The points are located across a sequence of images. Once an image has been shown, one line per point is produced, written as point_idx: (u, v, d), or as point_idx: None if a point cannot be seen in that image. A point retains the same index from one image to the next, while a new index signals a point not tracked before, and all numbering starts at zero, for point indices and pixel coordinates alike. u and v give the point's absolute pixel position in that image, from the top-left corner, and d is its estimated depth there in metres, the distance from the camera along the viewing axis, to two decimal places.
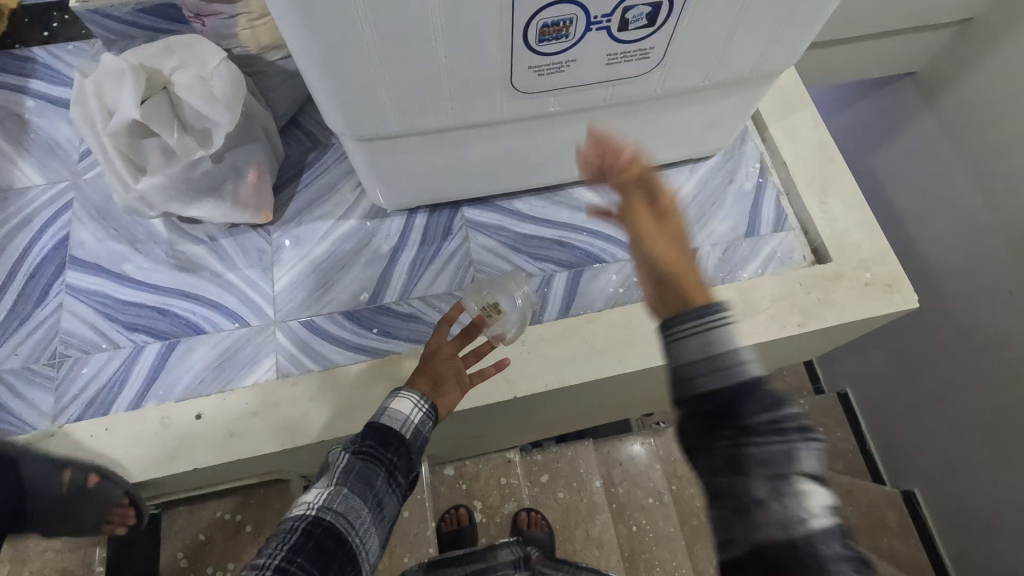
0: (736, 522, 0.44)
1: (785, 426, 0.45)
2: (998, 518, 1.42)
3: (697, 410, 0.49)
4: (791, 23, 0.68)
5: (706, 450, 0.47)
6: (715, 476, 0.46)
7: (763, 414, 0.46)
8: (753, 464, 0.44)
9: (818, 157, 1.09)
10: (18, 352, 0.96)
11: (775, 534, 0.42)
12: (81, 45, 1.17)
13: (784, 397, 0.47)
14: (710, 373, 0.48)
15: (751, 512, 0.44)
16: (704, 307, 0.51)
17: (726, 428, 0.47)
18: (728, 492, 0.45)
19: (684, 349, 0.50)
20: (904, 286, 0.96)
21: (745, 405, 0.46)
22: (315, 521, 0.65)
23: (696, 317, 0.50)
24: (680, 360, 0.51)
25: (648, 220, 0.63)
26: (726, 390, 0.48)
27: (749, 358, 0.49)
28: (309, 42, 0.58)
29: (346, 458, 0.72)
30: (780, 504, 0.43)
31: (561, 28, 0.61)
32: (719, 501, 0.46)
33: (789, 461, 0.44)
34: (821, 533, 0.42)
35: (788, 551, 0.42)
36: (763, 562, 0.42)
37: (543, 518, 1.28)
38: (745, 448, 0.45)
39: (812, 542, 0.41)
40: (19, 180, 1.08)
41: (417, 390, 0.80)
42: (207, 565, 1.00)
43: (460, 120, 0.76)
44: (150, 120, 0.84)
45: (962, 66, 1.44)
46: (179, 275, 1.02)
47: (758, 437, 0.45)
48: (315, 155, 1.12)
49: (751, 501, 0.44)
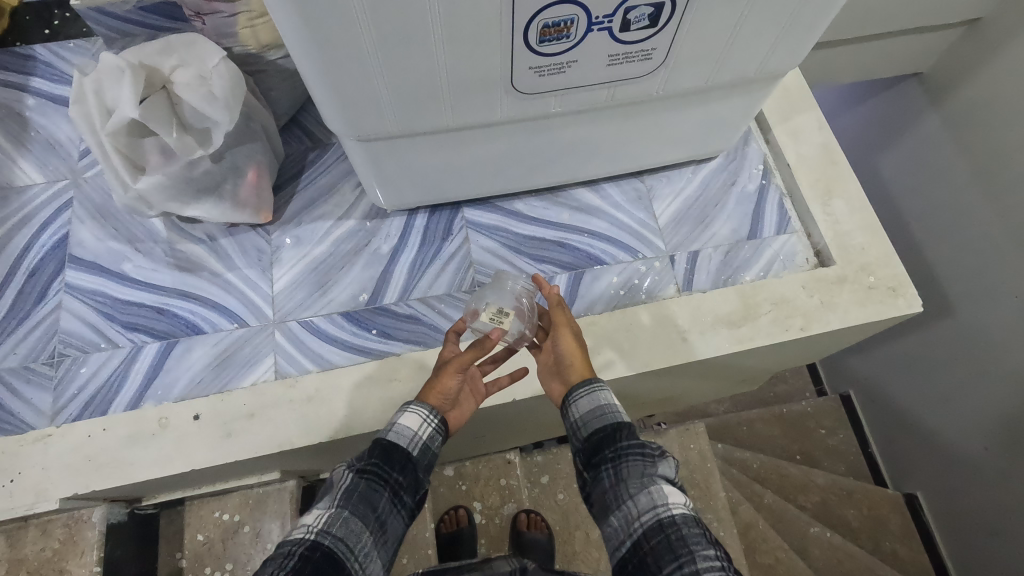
0: (621, 525, 0.64)
1: (649, 468, 0.66)
2: (1000, 522, 1.42)
3: (594, 466, 0.70)
4: (795, 25, 0.67)
5: (597, 493, 0.68)
6: (603, 506, 0.67)
7: (636, 463, 0.67)
8: (625, 491, 0.65)
9: (823, 159, 1.08)
10: (17, 351, 0.96)
11: (646, 522, 0.62)
12: (82, 43, 1.16)
13: (655, 452, 0.68)
14: (591, 428, 0.72)
15: (622, 526, 0.64)
16: (588, 384, 0.75)
17: (609, 475, 0.68)
18: (609, 512, 0.65)
19: (576, 413, 0.74)
20: (908, 290, 0.95)
21: (616, 437, 0.69)
22: (313, 547, 0.58)
23: (582, 391, 0.75)
24: (584, 442, 0.72)
25: (557, 341, 0.81)
26: (611, 451, 0.69)
27: (620, 410, 0.72)
28: (307, 39, 0.57)
29: (348, 476, 0.64)
30: (638, 515, 0.63)
31: (562, 28, 0.60)
32: (607, 525, 0.66)
33: (647, 486, 0.64)
34: (679, 516, 0.61)
35: (655, 533, 0.61)
36: (641, 550, 0.61)
37: (543, 519, 1.28)
38: (620, 481, 0.66)
39: (673, 523, 0.61)
40: (18, 179, 1.08)
41: (426, 402, 0.74)
42: (206, 565, 0.99)
43: (459, 120, 0.76)
44: (149, 119, 0.83)
45: (967, 67, 1.43)
46: (178, 274, 1.02)
47: (628, 475, 0.66)
48: (315, 154, 1.12)
49: (627, 502, 0.64)
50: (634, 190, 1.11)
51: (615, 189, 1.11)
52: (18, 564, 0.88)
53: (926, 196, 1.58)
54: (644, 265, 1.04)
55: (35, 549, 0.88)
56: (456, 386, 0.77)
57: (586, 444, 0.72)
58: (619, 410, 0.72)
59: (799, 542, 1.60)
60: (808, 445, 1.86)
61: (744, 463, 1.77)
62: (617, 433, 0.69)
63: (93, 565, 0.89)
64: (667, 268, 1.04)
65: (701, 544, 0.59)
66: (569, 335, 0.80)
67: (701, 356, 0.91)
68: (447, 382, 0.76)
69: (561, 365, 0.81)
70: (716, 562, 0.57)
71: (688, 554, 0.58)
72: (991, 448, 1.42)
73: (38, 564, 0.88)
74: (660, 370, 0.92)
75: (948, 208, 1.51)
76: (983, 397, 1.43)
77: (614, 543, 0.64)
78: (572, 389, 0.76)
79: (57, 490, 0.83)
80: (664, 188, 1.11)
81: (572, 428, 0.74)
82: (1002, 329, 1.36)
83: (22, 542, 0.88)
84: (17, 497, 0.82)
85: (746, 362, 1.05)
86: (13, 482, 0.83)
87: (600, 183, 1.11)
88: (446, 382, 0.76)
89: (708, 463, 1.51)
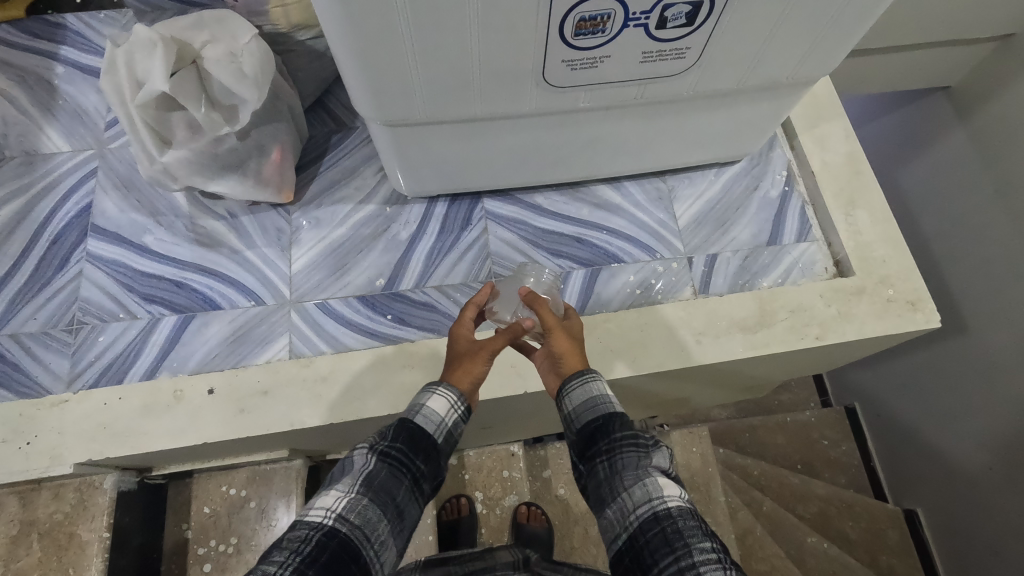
0: (617, 518, 0.64)
1: (645, 460, 0.66)
2: (999, 543, 1.41)
3: (586, 460, 0.70)
4: (832, 31, 0.66)
5: (593, 490, 0.68)
6: (603, 502, 0.66)
7: (632, 453, 0.66)
8: (621, 484, 0.64)
9: (847, 169, 1.07)
10: (37, 317, 0.97)
11: (641, 515, 0.62)
12: (111, 14, 1.17)
13: (649, 444, 0.68)
14: (585, 420, 0.71)
15: (620, 518, 0.63)
16: (582, 375, 0.74)
17: (602, 469, 0.67)
18: (606, 504, 0.65)
19: (569, 405, 0.73)
20: (927, 305, 0.94)
21: (610, 428, 0.69)
22: (330, 533, 0.57)
23: (575, 382, 0.74)
24: (581, 444, 0.71)
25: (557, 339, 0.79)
26: (604, 442, 0.68)
27: (613, 401, 0.72)
28: (346, 24, 0.57)
29: (371, 461, 0.64)
30: (633, 507, 0.63)
31: (597, 23, 0.60)
32: (605, 518, 0.66)
33: (644, 476, 0.64)
34: (674, 509, 0.61)
35: (651, 526, 0.61)
36: (637, 542, 0.61)
37: (542, 512, 1.30)
38: (616, 475, 0.65)
39: (669, 516, 0.60)
40: (45, 146, 1.09)
41: (457, 388, 0.72)
42: (211, 538, 1.02)
43: (489, 110, 0.76)
44: (179, 92, 0.83)
45: (997, 82, 1.41)
46: (198, 249, 1.02)
47: (621, 468, 0.66)
48: (338, 137, 1.12)
49: (621, 495, 0.64)
50: (655, 190, 1.11)
51: (636, 188, 1.10)
52: (30, 524, 0.89)
53: (945, 212, 1.57)
54: (661, 266, 1.04)
55: (47, 511, 0.89)
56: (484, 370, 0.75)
57: (583, 446, 0.71)
58: (613, 401, 0.72)
59: (796, 551, 1.61)
60: (809, 454, 1.87)
61: (747, 469, 1.78)
62: (610, 424, 0.69)
63: (104, 530, 0.90)
64: (684, 269, 1.04)
65: (697, 537, 0.59)
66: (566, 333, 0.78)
67: (712, 360, 0.91)
68: (478, 367, 0.74)
69: (553, 359, 0.78)
70: (712, 555, 0.57)
71: (685, 547, 0.58)
72: (995, 468, 1.41)
73: (49, 527, 0.89)
74: (671, 371, 0.92)
75: (968, 225, 1.49)
76: (989, 417, 1.42)
77: (610, 536, 0.64)
78: (564, 380, 0.75)
79: (71, 455, 0.84)
80: (685, 189, 1.11)
81: (566, 419, 0.74)
82: (1016, 349, 1.34)
83: (35, 504, 0.89)
84: (33, 459, 0.84)
85: (756, 368, 1.05)
86: (29, 445, 0.84)
87: (621, 181, 1.11)
88: (476, 367, 0.74)
89: (709, 466, 1.50)
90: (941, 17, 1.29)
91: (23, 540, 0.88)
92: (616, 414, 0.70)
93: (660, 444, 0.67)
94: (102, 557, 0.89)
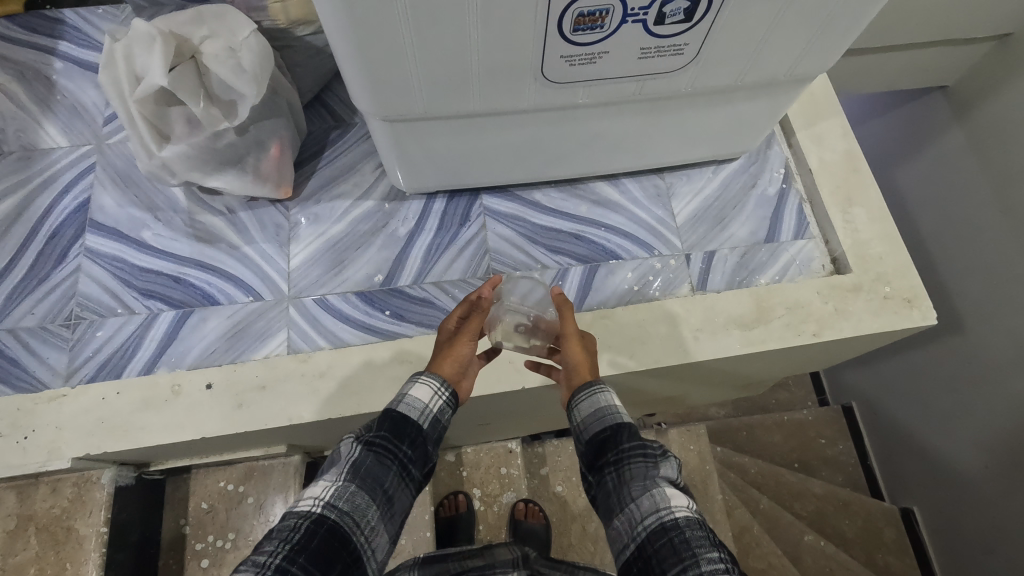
0: (625, 528, 0.64)
1: (653, 470, 0.66)
2: (996, 541, 1.41)
3: (595, 471, 0.70)
4: (829, 28, 0.66)
5: (602, 500, 0.68)
6: (611, 513, 0.66)
7: (640, 463, 0.66)
8: (630, 496, 0.65)
9: (845, 166, 1.07)
10: (34, 312, 0.97)
11: (649, 526, 0.62)
12: (111, 9, 1.17)
13: (658, 453, 0.68)
14: (592, 431, 0.71)
15: (628, 528, 0.64)
16: (589, 387, 0.74)
17: (611, 481, 0.67)
18: (614, 514, 0.66)
19: (578, 417, 0.73)
20: (923, 302, 0.95)
21: (618, 439, 0.69)
22: (319, 520, 0.57)
23: (583, 395, 0.74)
24: (591, 455, 0.71)
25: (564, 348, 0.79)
26: (614, 452, 0.68)
27: (621, 412, 0.71)
28: (344, 20, 0.57)
29: (357, 449, 0.64)
30: (641, 518, 0.63)
31: (596, 18, 0.60)
32: (614, 527, 0.66)
33: (652, 485, 0.64)
34: (681, 519, 0.61)
35: (658, 536, 0.61)
36: (645, 553, 0.61)
37: (540, 509, 1.31)
38: (624, 486, 0.66)
39: (676, 526, 0.61)
40: (43, 141, 1.09)
41: (438, 373, 0.74)
42: (208, 533, 1.03)
43: (488, 106, 0.76)
44: (178, 88, 0.83)
45: (994, 82, 1.42)
46: (195, 244, 1.02)
47: (629, 479, 0.66)
48: (337, 133, 1.12)
49: (630, 505, 0.64)
50: (653, 187, 1.11)
51: (634, 185, 1.11)
52: (28, 519, 0.89)
53: (941, 211, 1.58)
54: (659, 263, 1.05)
55: (45, 505, 0.89)
56: (469, 354, 0.77)
57: (593, 457, 0.70)
58: (621, 411, 0.71)
59: (793, 549, 1.61)
60: (807, 452, 1.87)
61: (744, 467, 1.78)
62: (618, 435, 0.69)
63: (101, 525, 0.90)
64: (682, 266, 1.04)
65: (705, 547, 0.59)
66: (577, 345, 0.78)
67: (710, 357, 0.91)
68: (460, 350, 0.76)
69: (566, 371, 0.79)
70: (720, 565, 0.58)
71: (692, 557, 0.58)
72: (992, 467, 1.41)
73: (47, 521, 0.89)
74: (669, 367, 0.92)
75: (964, 223, 1.50)
76: (986, 416, 1.42)
77: (618, 546, 0.65)
78: (573, 393, 0.75)
79: (69, 449, 0.84)
80: (683, 186, 1.11)
81: (575, 431, 0.74)
82: (1012, 347, 1.35)
83: (33, 499, 0.89)
84: (31, 453, 0.84)
85: (753, 366, 1.05)
86: (27, 439, 0.84)
87: (619, 178, 1.11)
88: (459, 349, 0.76)
89: (707, 463, 1.51)
90: (939, 16, 1.29)
91: (22, 535, 0.88)
92: (625, 424, 0.70)
93: (668, 454, 0.68)
94: (100, 552, 0.89)
